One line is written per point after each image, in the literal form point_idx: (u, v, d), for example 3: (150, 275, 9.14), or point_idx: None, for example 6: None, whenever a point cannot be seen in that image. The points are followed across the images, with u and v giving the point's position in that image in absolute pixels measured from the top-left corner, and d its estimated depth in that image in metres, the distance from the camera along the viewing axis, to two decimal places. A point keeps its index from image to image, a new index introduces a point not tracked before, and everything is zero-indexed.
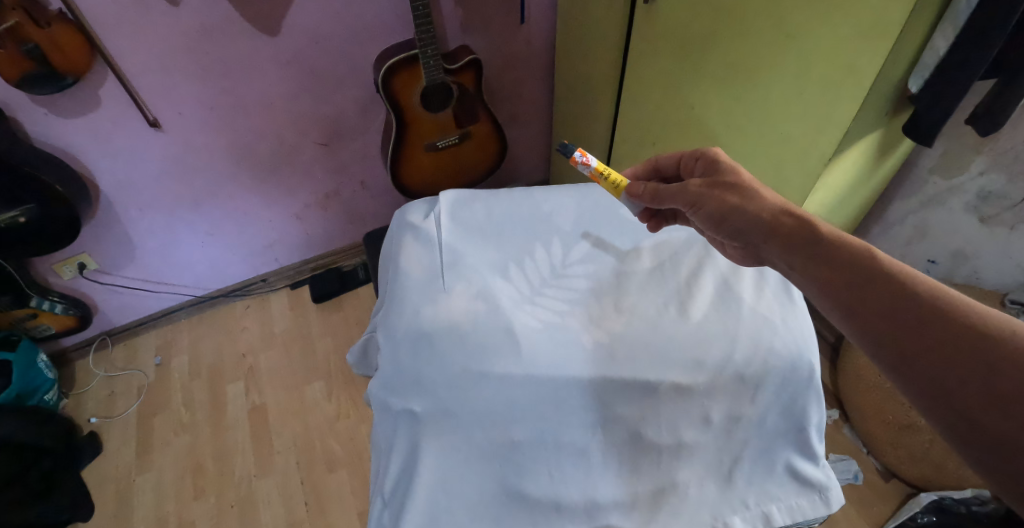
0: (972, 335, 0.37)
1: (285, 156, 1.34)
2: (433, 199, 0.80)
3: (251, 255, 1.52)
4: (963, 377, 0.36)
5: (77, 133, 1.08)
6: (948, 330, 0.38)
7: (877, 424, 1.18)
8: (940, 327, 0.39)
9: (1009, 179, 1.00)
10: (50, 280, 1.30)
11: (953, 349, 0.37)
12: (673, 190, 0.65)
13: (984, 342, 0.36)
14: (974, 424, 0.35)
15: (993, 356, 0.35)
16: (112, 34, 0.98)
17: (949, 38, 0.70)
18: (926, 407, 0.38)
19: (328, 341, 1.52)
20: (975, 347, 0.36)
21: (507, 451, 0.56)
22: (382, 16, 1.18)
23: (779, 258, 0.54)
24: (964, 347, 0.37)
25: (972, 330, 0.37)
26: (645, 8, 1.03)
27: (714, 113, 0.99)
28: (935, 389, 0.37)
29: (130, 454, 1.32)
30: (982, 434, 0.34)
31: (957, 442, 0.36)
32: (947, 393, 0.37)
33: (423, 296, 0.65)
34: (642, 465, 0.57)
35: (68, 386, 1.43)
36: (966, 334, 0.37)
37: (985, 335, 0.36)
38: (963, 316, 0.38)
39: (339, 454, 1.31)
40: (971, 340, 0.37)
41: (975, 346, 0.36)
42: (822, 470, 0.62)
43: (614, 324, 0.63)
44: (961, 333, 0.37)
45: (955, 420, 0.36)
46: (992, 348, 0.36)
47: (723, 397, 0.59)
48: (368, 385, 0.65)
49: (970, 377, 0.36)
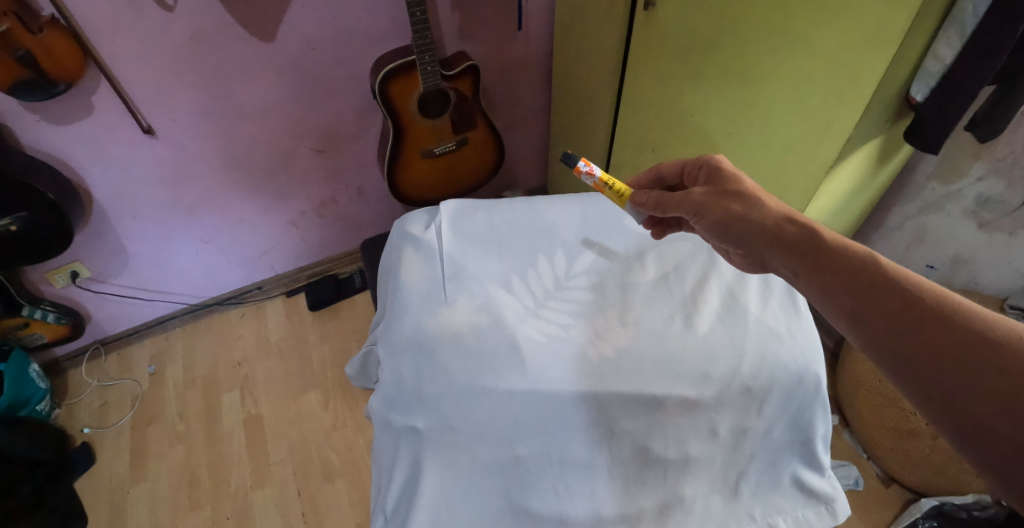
0: (981, 343, 0.36)
1: (280, 163, 1.33)
2: (433, 209, 0.79)
3: (246, 262, 1.50)
4: (973, 385, 0.35)
5: (70, 140, 1.06)
6: (958, 338, 0.37)
7: (878, 429, 1.18)
8: (948, 334, 0.38)
9: (1008, 184, 1.00)
10: (42, 289, 1.28)
11: (963, 358, 0.36)
12: (677, 198, 0.64)
13: (995, 350, 0.35)
14: (987, 432, 0.34)
15: (1003, 364, 0.34)
16: (105, 39, 0.97)
17: (955, 46, 0.69)
18: (934, 416, 0.37)
19: (325, 349, 1.51)
20: (985, 356, 0.35)
21: (511, 466, 0.55)
22: (379, 22, 1.17)
23: (785, 268, 0.53)
24: (973, 355, 0.36)
25: (981, 337, 0.36)
26: (645, 14, 1.02)
27: (715, 120, 0.98)
28: (943, 400, 0.36)
29: (124, 465, 1.30)
30: (992, 444, 0.33)
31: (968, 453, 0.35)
32: (957, 402, 0.36)
33: (424, 308, 0.64)
34: (647, 479, 0.56)
35: (61, 396, 1.41)
36: (976, 342, 0.36)
37: (997, 344, 0.35)
38: (973, 323, 0.37)
39: (337, 463, 1.29)
40: (980, 349, 0.36)
41: (986, 354, 0.35)
42: (827, 480, 0.62)
43: (618, 337, 0.62)
44: (970, 341, 0.37)
45: (964, 428, 0.35)
46: (1005, 358, 0.35)
47: (730, 410, 0.58)
48: (369, 400, 0.64)
49: (980, 385, 0.35)
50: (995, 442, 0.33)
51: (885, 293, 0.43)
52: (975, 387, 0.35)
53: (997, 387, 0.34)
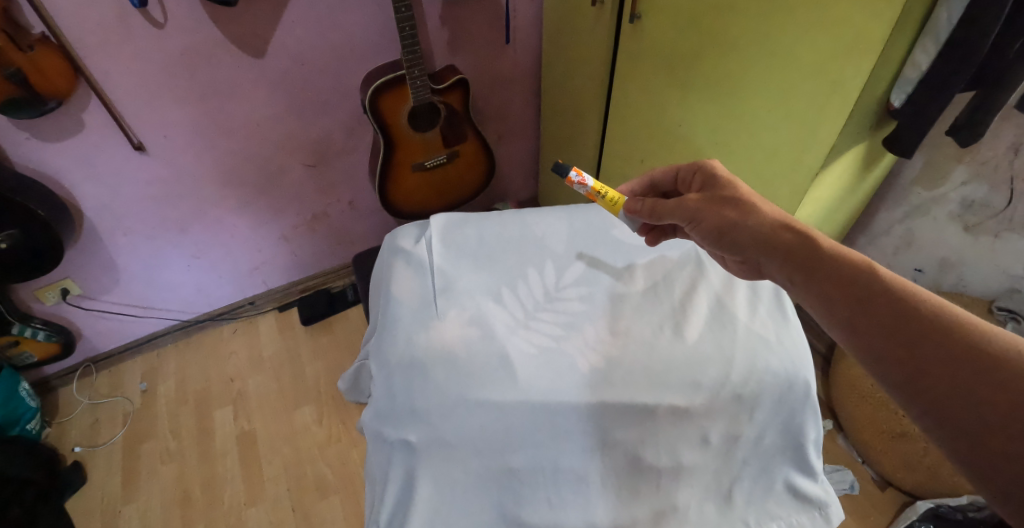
0: (979, 357, 0.37)
1: (272, 178, 1.33)
2: (423, 223, 0.79)
3: (238, 277, 1.50)
4: (969, 401, 0.36)
5: (60, 157, 1.06)
6: (956, 351, 0.38)
7: (872, 433, 1.18)
8: (943, 344, 0.39)
9: (991, 187, 1.01)
10: (32, 306, 1.27)
11: (960, 372, 0.37)
12: (671, 205, 0.63)
13: (991, 365, 0.36)
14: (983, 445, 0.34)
15: (1002, 377, 0.35)
16: (97, 57, 0.97)
17: (931, 53, 0.71)
18: (928, 424, 0.38)
19: (318, 363, 1.50)
20: (983, 370, 0.36)
21: (506, 479, 0.55)
22: (368, 37, 1.18)
23: (781, 273, 0.53)
24: (974, 369, 0.36)
25: (977, 350, 0.37)
26: (630, 26, 1.04)
27: (701, 130, 1.00)
28: (939, 409, 0.37)
29: (115, 484, 1.28)
30: (991, 458, 0.34)
31: (963, 464, 0.36)
32: (955, 412, 0.36)
33: (416, 323, 0.64)
34: (641, 489, 0.56)
35: (51, 415, 1.40)
36: (972, 355, 0.37)
37: (995, 358, 0.36)
38: (969, 336, 0.38)
39: (332, 479, 1.28)
40: (977, 363, 0.36)
41: (984, 368, 0.36)
42: (820, 486, 0.62)
43: (611, 348, 0.63)
44: (967, 355, 0.37)
45: (960, 440, 0.35)
46: (1006, 370, 0.35)
47: (722, 418, 0.58)
48: (361, 415, 0.63)
49: (976, 401, 0.35)
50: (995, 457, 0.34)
51: (880, 303, 0.43)
52: (970, 399, 0.36)
53: (994, 401, 0.34)
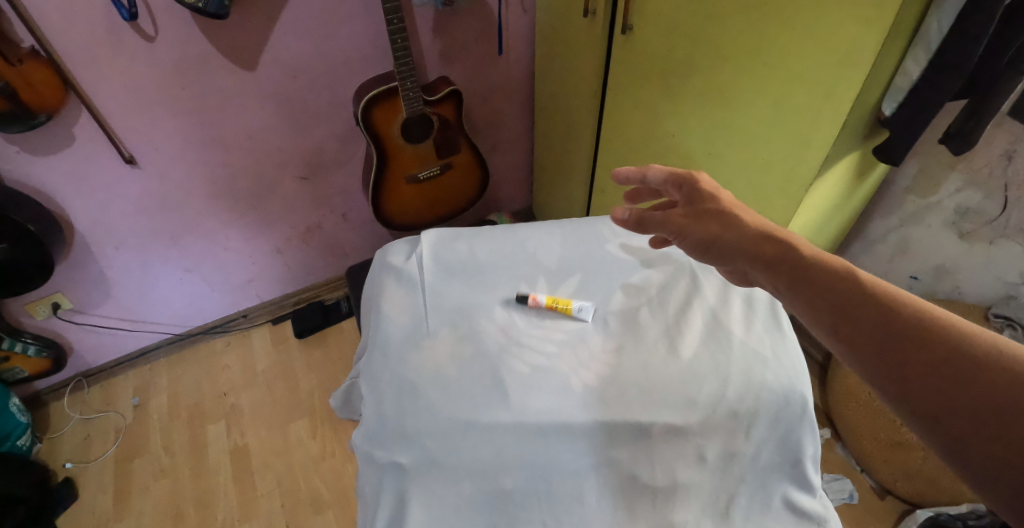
0: (968, 362, 0.35)
1: (264, 190, 1.32)
2: (414, 239, 0.79)
3: (231, 290, 1.49)
4: (959, 403, 0.35)
5: (51, 172, 1.05)
6: (941, 354, 0.37)
7: (870, 442, 1.17)
8: (933, 347, 0.38)
9: (985, 195, 1.01)
10: (22, 321, 1.25)
11: (949, 378, 0.36)
12: (658, 219, 0.61)
13: (979, 366, 0.35)
14: (974, 446, 0.33)
15: (992, 379, 0.34)
16: (86, 70, 0.96)
17: (922, 62, 0.71)
18: (923, 429, 0.37)
19: (312, 376, 1.49)
20: (973, 373, 0.35)
21: (498, 500, 0.54)
22: (360, 49, 1.18)
23: (768, 284, 0.52)
24: (964, 372, 0.35)
25: (966, 354, 0.36)
26: (623, 37, 1.04)
27: (695, 140, 1.00)
28: (935, 415, 0.36)
29: (107, 500, 1.26)
30: (981, 461, 0.33)
31: (959, 468, 0.34)
32: (945, 416, 0.35)
33: (407, 342, 0.64)
34: (638, 509, 0.55)
35: (42, 430, 1.38)
36: (959, 358, 0.36)
37: (984, 360, 0.35)
38: (957, 338, 0.37)
39: (326, 494, 1.27)
40: (966, 368, 0.35)
41: (974, 372, 0.35)
42: (819, 501, 0.59)
43: (603, 367, 0.62)
44: (951, 358, 0.36)
45: (956, 448, 0.34)
46: (993, 371, 0.34)
47: (716, 435, 0.58)
48: (352, 437, 0.62)
49: (968, 401, 0.34)
50: (985, 458, 0.33)
51: (866, 310, 0.42)
52: (960, 400, 0.35)
53: (984, 400, 0.34)
